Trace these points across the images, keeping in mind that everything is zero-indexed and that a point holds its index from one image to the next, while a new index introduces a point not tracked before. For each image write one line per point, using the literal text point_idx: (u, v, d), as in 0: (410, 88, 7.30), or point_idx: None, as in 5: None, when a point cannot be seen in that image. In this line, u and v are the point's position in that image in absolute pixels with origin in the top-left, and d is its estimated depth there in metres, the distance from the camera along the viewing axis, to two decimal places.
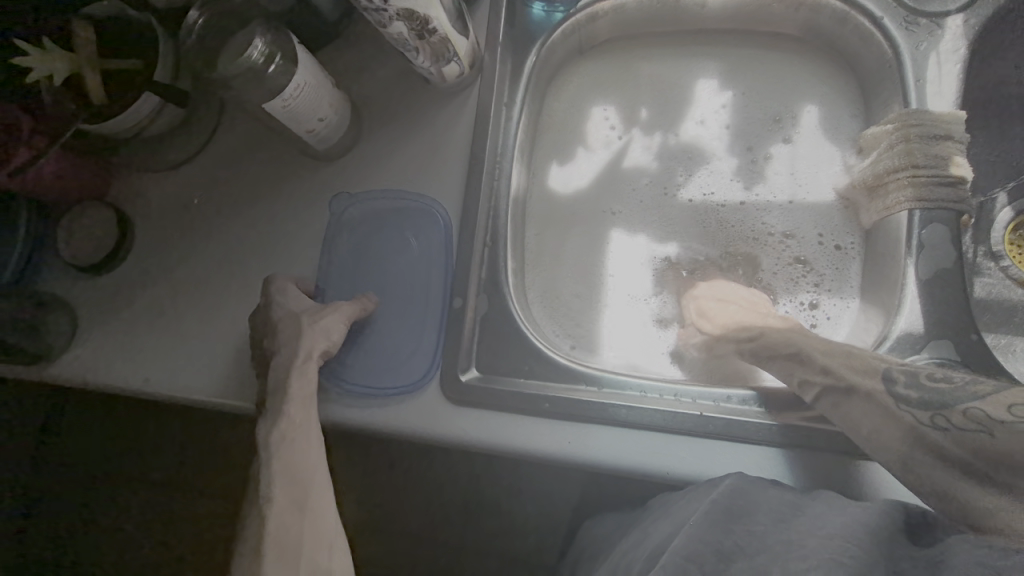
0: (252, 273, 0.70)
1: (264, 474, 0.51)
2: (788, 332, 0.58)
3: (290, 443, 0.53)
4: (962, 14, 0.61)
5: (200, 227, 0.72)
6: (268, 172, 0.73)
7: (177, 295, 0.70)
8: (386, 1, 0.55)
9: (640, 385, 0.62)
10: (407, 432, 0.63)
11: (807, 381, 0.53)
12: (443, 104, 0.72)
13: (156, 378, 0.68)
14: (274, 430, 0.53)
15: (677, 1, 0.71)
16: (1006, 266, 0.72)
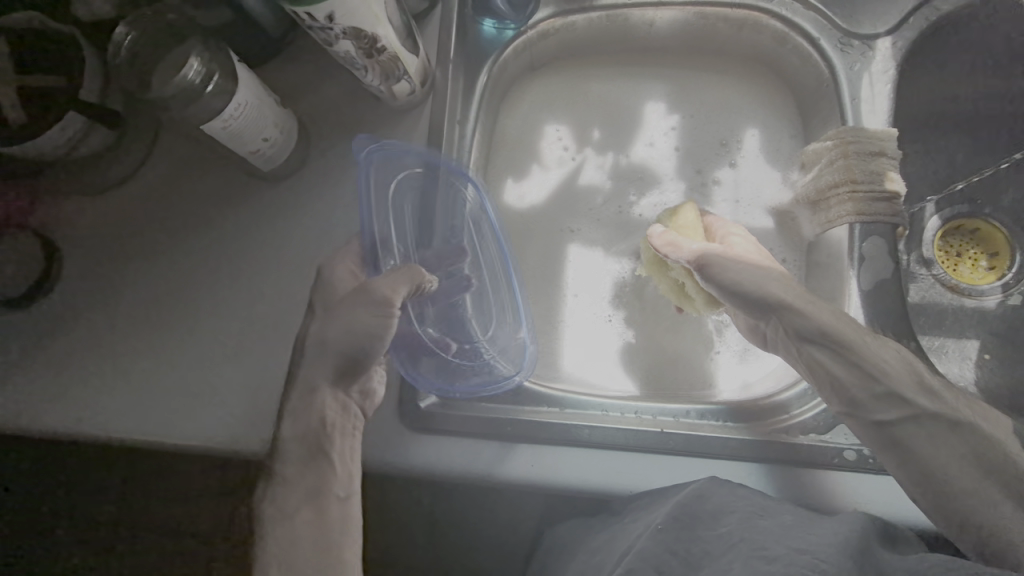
0: (195, 302, 0.66)
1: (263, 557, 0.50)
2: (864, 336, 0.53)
3: (284, 518, 0.51)
4: (891, 37, 0.64)
5: (136, 252, 0.67)
6: (210, 193, 0.69)
7: (112, 328, 0.65)
8: (332, 20, 0.53)
9: (603, 403, 0.63)
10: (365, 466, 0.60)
11: (896, 394, 0.50)
12: (395, 121, 0.71)
13: (90, 418, 0.63)
14: (270, 503, 0.52)
15: (625, 20, 0.72)
16: (937, 272, 0.77)
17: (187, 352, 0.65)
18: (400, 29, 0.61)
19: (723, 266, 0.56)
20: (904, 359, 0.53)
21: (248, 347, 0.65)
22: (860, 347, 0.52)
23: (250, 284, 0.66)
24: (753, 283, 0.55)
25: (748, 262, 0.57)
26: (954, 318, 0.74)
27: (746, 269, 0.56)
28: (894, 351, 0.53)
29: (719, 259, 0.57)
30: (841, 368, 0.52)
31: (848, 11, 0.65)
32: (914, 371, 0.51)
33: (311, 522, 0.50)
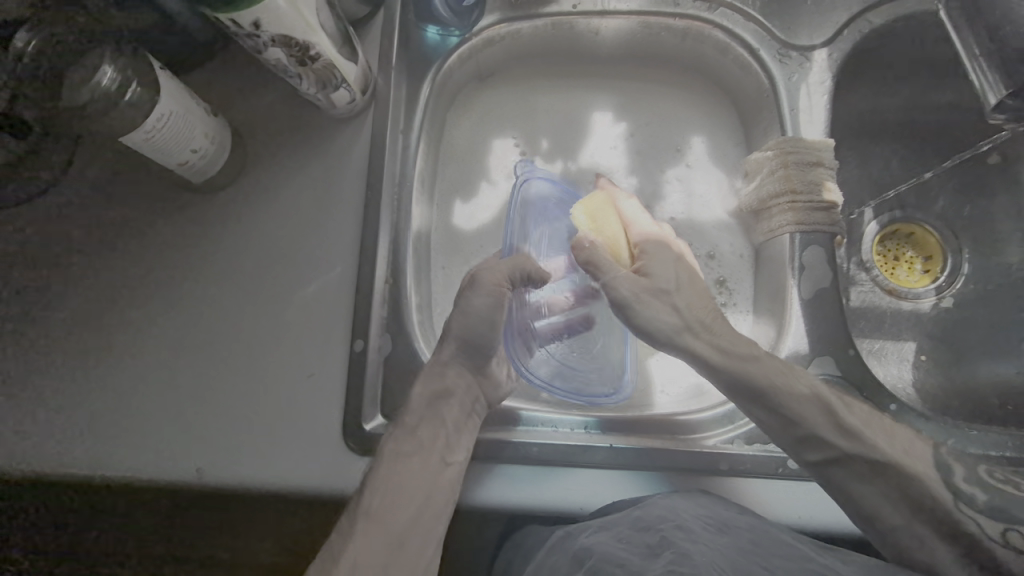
0: (137, 320, 0.65)
1: (369, 494, 0.54)
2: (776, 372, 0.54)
3: (396, 469, 0.55)
4: (827, 48, 0.65)
5: (69, 272, 0.65)
6: (147, 209, 0.68)
7: (46, 350, 0.64)
8: (258, 28, 0.50)
9: (554, 420, 0.63)
10: (314, 482, 0.61)
11: (813, 436, 0.52)
12: (337, 131, 0.69)
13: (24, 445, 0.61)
14: (391, 450, 0.56)
15: (570, 28, 0.72)
16: (875, 275, 0.79)
17: (130, 371, 0.64)
18: (335, 37, 0.58)
19: (633, 311, 0.58)
20: (817, 394, 0.53)
21: (196, 364, 0.65)
22: (771, 389, 0.54)
23: (197, 302, 0.66)
24: (662, 332, 0.58)
25: (655, 298, 0.59)
26: (892, 321, 0.77)
27: (653, 308, 0.58)
28: (809, 385, 0.54)
29: (630, 297, 0.58)
30: (756, 411, 0.55)
31: (786, 23, 0.66)
32: (831, 413, 0.52)
33: (418, 477, 0.56)
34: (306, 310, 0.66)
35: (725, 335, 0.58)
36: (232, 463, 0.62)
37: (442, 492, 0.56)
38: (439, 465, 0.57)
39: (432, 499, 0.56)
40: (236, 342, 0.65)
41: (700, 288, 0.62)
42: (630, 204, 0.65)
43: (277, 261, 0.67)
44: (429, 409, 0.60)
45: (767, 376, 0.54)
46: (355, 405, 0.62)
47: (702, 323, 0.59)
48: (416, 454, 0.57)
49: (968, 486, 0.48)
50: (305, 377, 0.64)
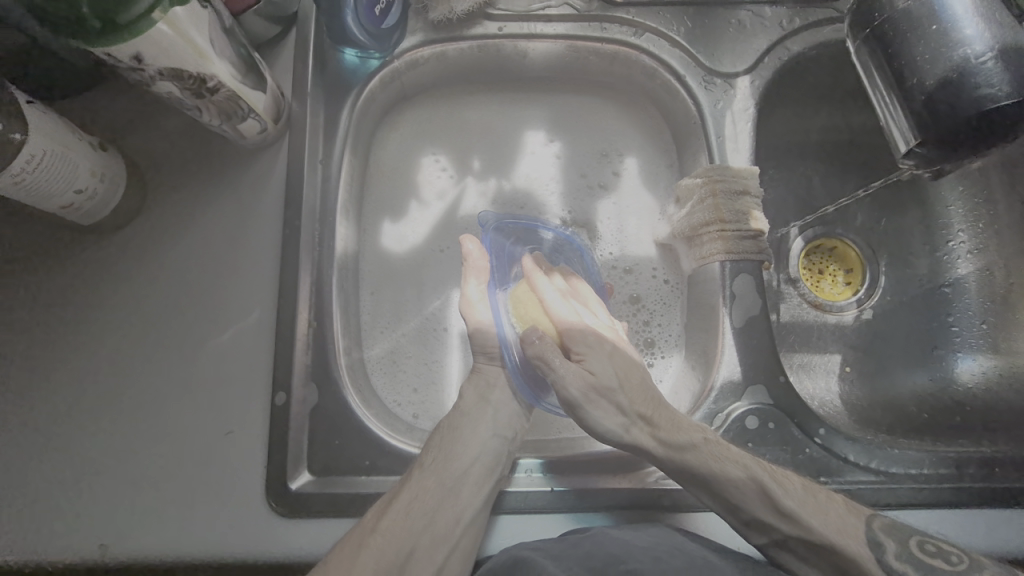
0: (31, 380, 0.59)
1: (432, 444, 0.57)
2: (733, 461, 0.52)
3: (454, 428, 0.58)
4: (750, 75, 0.66)
5: None
6: (40, 254, 0.62)
7: None
8: (140, 62, 0.45)
9: (519, 464, 0.59)
10: (236, 550, 0.56)
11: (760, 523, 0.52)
12: (248, 162, 0.64)
13: None
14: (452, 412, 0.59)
15: (497, 50, 0.69)
16: (803, 291, 0.80)
17: (23, 436, 0.58)
18: (238, 66, 0.53)
19: (582, 412, 0.55)
20: (754, 476, 0.52)
21: (99, 425, 0.59)
22: (712, 474, 0.52)
23: (96, 356, 0.60)
24: (610, 437, 0.54)
25: (603, 397, 0.55)
26: (818, 336, 0.78)
27: (601, 407, 0.55)
28: (741, 466, 0.52)
29: (579, 398, 0.55)
30: (697, 491, 0.54)
31: (710, 50, 0.66)
32: (764, 493, 0.51)
33: (470, 434, 0.57)
34: (221, 360, 0.60)
35: (667, 426, 0.54)
36: (145, 530, 0.57)
37: (489, 461, 0.57)
38: (486, 444, 0.57)
39: (473, 472, 0.56)
40: (146, 398, 0.60)
41: (646, 380, 0.58)
42: (550, 292, 0.61)
43: (184, 307, 0.62)
44: (478, 398, 0.60)
45: (703, 461, 0.53)
46: (279, 461, 0.58)
47: (647, 417, 0.55)
48: (466, 429, 0.58)
49: (900, 562, 0.48)
50: (223, 433, 0.59)
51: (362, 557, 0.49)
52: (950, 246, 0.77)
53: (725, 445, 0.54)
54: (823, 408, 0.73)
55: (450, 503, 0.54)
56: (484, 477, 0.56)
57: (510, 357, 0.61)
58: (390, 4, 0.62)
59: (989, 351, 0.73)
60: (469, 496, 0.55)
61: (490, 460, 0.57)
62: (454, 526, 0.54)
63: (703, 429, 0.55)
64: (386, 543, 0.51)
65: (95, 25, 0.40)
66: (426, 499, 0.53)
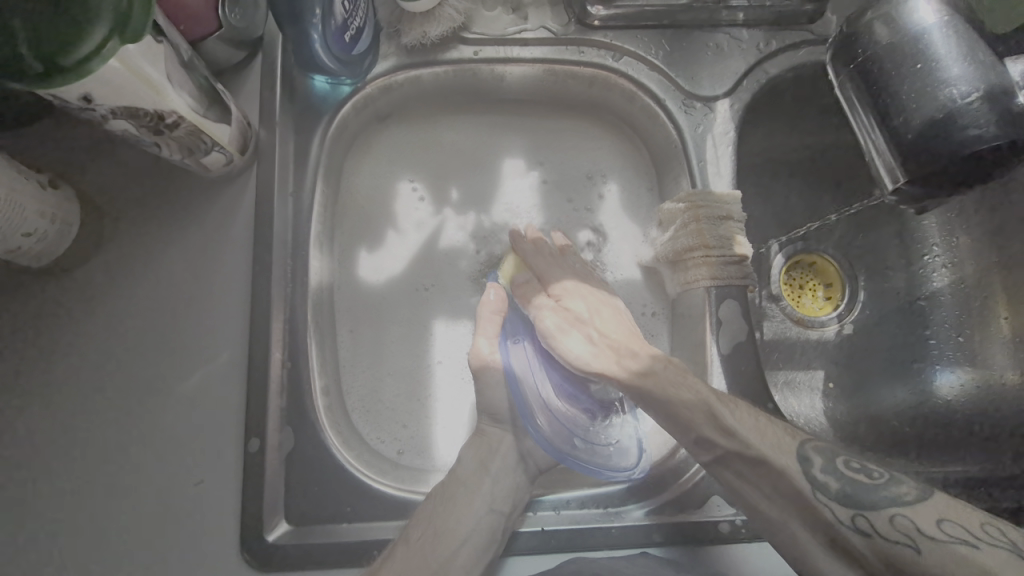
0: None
1: (425, 512, 0.55)
2: (697, 395, 0.52)
3: (449, 498, 0.56)
4: (729, 98, 0.65)
5: None
6: None
7: None
8: (89, 101, 0.42)
9: (538, 502, 0.58)
10: None
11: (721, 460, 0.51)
12: (214, 194, 0.61)
13: None
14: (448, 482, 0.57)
15: (473, 75, 0.67)
16: (785, 306, 0.77)
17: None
18: (198, 98, 0.50)
19: (554, 344, 0.59)
20: (707, 400, 0.52)
21: (55, 481, 0.55)
22: (670, 404, 0.53)
23: (52, 406, 0.56)
24: (577, 363, 0.57)
25: (574, 330, 0.59)
26: (801, 352, 0.75)
27: (573, 339, 0.58)
28: (696, 392, 0.53)
29: (553, 329, 0.59)
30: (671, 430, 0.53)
31: (689, 72, 0.66)
32: (712, 416, 0.51)
33: (463, 503, 0.56)
34: (189, 406, 0.57)
35: (634, 355, 0.56)
36: None
37: (482, 539, 0.54)
38: (481, 517, 0.55)
39: (464, 548, 0.54)
40: (110, 449, 0.56)
41: (620, 318, 0.60)
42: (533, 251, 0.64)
43: (148, 351, 0.58)
44: (478, 463, 0.59)
45: (663, 388, 0.53)
46: (253, 513, 0.55)
47: (617, 347, 0.57)
48: (461, 502, 0.56)
49: (824, 476, 0.48)
50: (193, 485, 0.56)
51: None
52: (926, 258, 0.75)
53: (686, 374, 0.54)
54: (809, 426, 0.70)
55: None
56: (476, 553, 0.53)
57: (528, 420, 0.59)
58: (360, 30, 0.59)
59: (966, 365, 0.70)
60: (456, 575, 0.52)
61: (484, 535, 0.54)
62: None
63: (668, 358, 0.55)
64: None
65: (36, 67, 0.36)
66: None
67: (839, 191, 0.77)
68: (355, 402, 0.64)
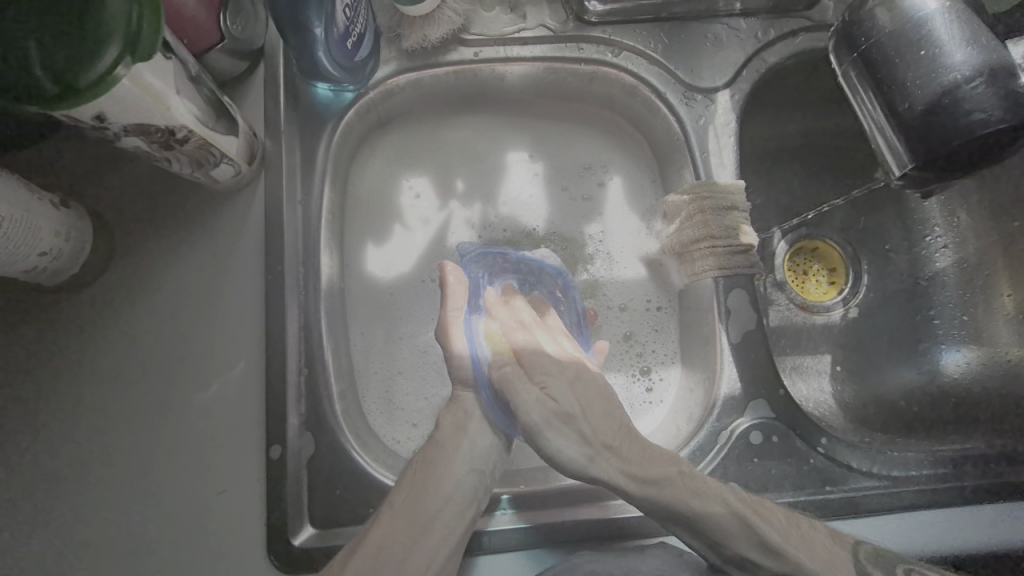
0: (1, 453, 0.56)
1: (406, 480, 0.53)
2: (716, 495, 0.51)
3: (431, 462, 0.54)
4: (729, 89, 0.66)
5: None
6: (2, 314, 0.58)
7: None
8: (102, 120, 0.43)
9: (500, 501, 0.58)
10: None
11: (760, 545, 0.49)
12: (222, 204, 0.61)
13: None
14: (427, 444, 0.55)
15: (474, 75, 0.68)
16: (790, 293, 0.77)
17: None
18: (206, 112, 0.51)
19: (541, 440, 0.52)
20: (736, 512, 0.50)
21: (81, 494, 0.56)
22: (690, 511, 0.50)
23: (74, 422, 0.57)
24: (574, 466, 0.52)
25: (566, 424, 0.53)
26: (809, 336, 0.76)
27: (566, 437, 0.52)
28: (721, 501, 0.50)
29: (540, 424, 0.52)
30: (677, 527, 0.52)
31: (688, 65, 0.66)
32: (746, 527, 0.49)
33: (443, 465, 0.54)
34: (209, 415, 0.58)
35: (638, 460, 0.52)
36: None
37: (466, 497, 0.53)
38: (463, 479, 0.54)
39: (448, 509, 0.52)
40: (133, 460, 0.57)
41: (610, 406, 0.55)
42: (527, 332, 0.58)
43: (167, 364, 0.59)
44: (454, 427, 0.56)
45: (679, 496, 0.51)
46: (278, 516, 0.56)
47: (614, 446, 0.53)
48: (443, 463, 0.54)
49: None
50: (217, 491, 0.56)
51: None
52: (928, 240, 0.75)
53: (705, 479, 0.52)
54: (818, 410, 0.70)
55: (421, 545, 0.50)
56: (460, 512, 0.53)
57: (484, 390, 0.57)
58: (361, 37, 0.60)
59: (972, 343, 0.70)
60: (442, 536, 0.51)
61: (467, 497, 0.53)
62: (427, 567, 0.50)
63: (678, 461, 0.53)
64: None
65: (51, 88, 0.37)
66: (395, 543, 0.50)
67: (841, 177, 0.77)
68: (369, 402, 0.65)
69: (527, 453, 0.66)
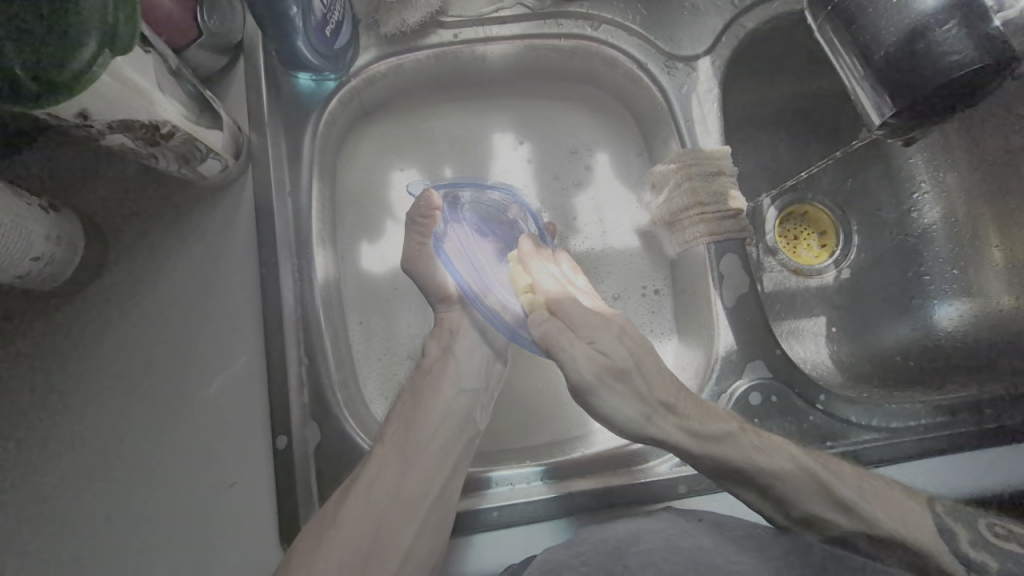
0: (8, 461, 0.56)
1: (392, 415, 0.57)
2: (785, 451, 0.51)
3: (419, 397, 0.57)
4: (710, 56, 0.66)
5: None
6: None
7: None
8: (86, 118, 0.43)
9: (492, 478, 0.59)
10: None
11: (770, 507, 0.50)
12: (211, 200, 0.61)
13: None
14: (415, 379, 0.59)
15: (455, 58, 0.68)
16: (782, 258, 0.77)
17: (7, 526, 0.55)
18: (189, 107, 0.51)
19: (592, 398, 0.48)
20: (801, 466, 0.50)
21: (90, 495, 0.56)
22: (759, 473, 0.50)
23: (78, 425, 0.57)
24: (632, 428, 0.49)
25: (619, 378, 0.48)
26: (803, 300, 0.76)
27: (617, 394, 0.48)
28: (791, 458, 0.50)
29: (594, 383, 0.48)
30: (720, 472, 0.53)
31: (668, 34, 0.66)
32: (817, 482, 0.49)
33: (427, 399, 0.57)
34: (213, 410, 0.58)
35: (696, 416, 0.51)
36: None
37: (453, 426, 0.57)
38: (450, 404, 0.57)
39: (439, 437, 0.56)
40: (141, 459, 0.57)
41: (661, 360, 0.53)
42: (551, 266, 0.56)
43: (168, 364, 0.59)
44: (440, 350, 0.60)
45: (744, 455, 0.50)
46: (290, 507, 0.56)
47: (670, 405, 0.50)
48: (431, 392, 0.58)
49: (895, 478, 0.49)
50: (227, 486, 0.57)
51: (325, 545, 0.49)
52: (915, 198, 0.75)
53: (763, 436, 0.52)
54: (817, 371, 0.71)
55: (415, 474, 0.54)
56: (448, 440, 0.56)
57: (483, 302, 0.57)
58: (339, 24, 0.59)
59: (964, 297, 0.71)
60: (433, 459, 0.55)
61: (454, 421, 0.57)
62: (423, 497, 0.53)
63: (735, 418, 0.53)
64: (349, 521, 0.50)
65: (32, 88, 0.37)
66: (390, 471, 0.53)
67: (826, 139, 0.77)
68: (372, 391, 0.65)
69: (531, 431, 0.66)
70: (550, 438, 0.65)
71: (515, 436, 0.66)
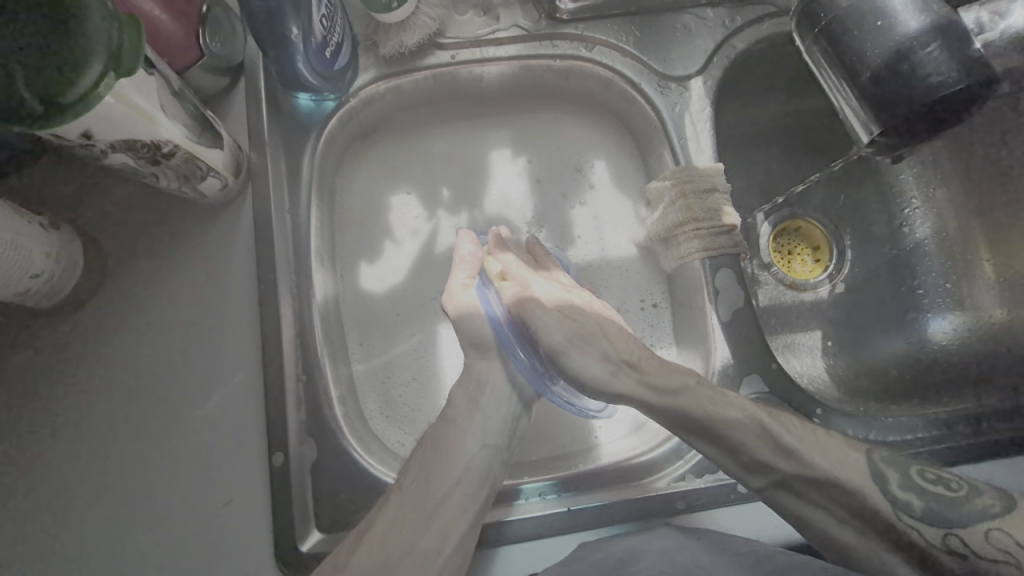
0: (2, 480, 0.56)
1: (414, 462, 0.55)
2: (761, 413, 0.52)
3: (441, 446, 0.55)
4: (701, 76, 0.68)
5: None
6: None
7: None
8: (89, 138, 0.43)
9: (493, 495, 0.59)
10: None
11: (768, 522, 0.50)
12: (211, 218, 0.62)
13: None
14: (438, 426, 0.57)
15: (453, 78, 0.69)
16: (776, 273, 0.78)
17: None
18: (190, 127, 0.52)
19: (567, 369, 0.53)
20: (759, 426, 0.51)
21: (84, 516, 0.56)
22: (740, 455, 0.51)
23: (73, 443, 0.57)
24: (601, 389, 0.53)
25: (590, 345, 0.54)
26: (798, 313, 0.76)
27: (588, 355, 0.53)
28: (741, 410, 0.52)
29: (563, 345, 0.53)
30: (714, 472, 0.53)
31: (661, 55, 0.68)
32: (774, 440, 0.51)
33: (449, 449, 0.55)
34: (210, 428, 0.58)
35: (658, 372, 0.54)
36: None
37: (475, 480, 0.55)
38: (473, 457, 0.55)
39: (460, 489, 0.54)
40: (136, 478, 0.57)
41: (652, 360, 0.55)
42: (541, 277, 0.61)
43: (164, 382, 0.59)
44: (467, 401, 0.58)
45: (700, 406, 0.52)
46: (286, 525, 0.56)
47: (635, 362, 0.54)
48: (454, 440, 0.56)
49: (895, 491, 0.49)
50: (222, 505, 0.56)
51: None
52: (906, 212, 0.76)
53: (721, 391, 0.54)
54: (814, 385, 0.71)
55: (431, 527, 0.52)
56: (468, 493, 0.54)
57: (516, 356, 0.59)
58: (339, 46, 0.61)
59: (957, 310, 0.71)
60: (451, 513, 0.53)
61: (476, 472, 0.55)
62: (436, 554, 0.51)
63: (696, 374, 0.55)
64: (358, 569, 0.49)
65: (37, 110, 0.37)
66: (406, 523, 0.51)
67: (816, 156, 0.79)
68: (370, 408, 0.65)
69: (530, 446, 0.66)
70: (548, 454, 0.65)
71: (513, 453, 0.66)
